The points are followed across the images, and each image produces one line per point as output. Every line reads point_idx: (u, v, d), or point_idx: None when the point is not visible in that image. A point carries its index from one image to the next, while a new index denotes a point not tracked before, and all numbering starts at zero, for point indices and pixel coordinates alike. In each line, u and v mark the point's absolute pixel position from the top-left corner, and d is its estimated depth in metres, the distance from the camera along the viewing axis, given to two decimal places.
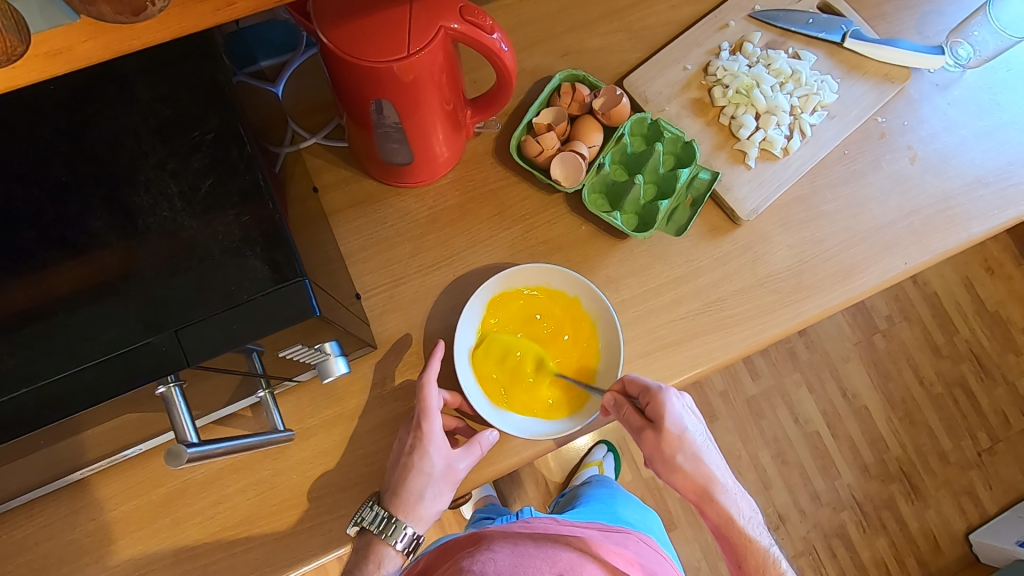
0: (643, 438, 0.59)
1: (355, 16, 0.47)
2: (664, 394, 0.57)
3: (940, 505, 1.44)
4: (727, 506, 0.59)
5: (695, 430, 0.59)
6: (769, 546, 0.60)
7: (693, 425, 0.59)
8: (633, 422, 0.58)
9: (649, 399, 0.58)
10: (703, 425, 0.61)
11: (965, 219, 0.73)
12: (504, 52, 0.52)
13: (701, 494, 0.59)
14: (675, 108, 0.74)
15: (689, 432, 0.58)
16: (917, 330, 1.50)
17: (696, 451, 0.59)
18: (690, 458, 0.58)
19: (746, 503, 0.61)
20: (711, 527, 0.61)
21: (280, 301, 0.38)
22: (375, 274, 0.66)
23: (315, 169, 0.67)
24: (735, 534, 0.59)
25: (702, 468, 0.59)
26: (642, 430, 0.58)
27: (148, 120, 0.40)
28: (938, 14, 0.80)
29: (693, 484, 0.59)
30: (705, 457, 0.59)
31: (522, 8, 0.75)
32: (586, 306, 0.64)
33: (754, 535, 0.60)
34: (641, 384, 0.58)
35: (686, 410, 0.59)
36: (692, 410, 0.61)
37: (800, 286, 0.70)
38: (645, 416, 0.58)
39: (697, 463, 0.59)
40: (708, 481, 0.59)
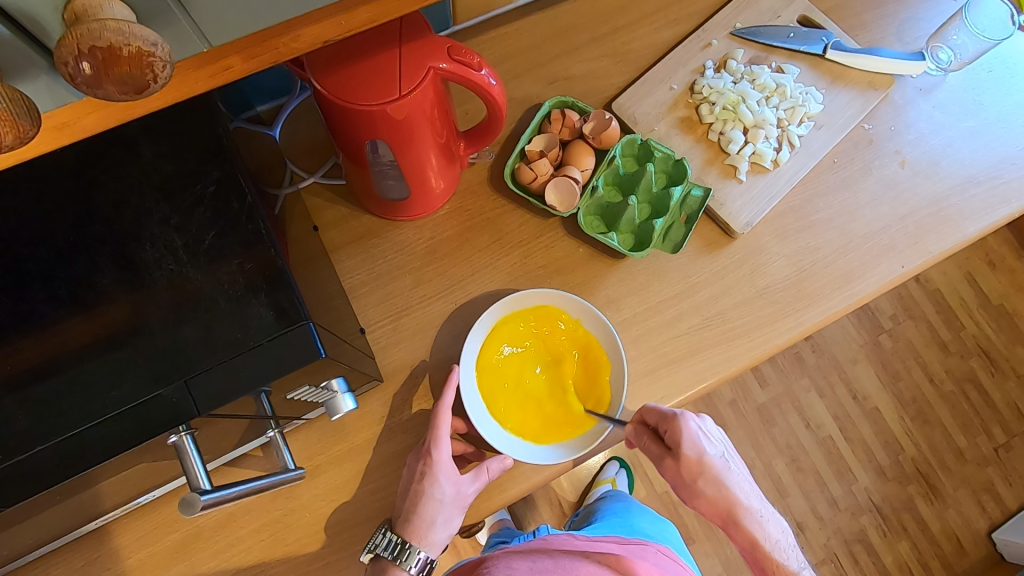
0: (664, 465, 0.60)
1: (347, 63, 0.48)
2: (681, 422, 0.58)
3: (960, 504, 1.42)
4: (753, 529, 0.60)
5: (714, 454, 0.59)
6: (799, 567, 0.60)
7: (713, 449, 0.59)
8: (653, 450, 0.59)
9: (666, 426, 0.58)
10: (726, 447, 0.62)
11: (959, 218, 0.74)
12: (493, 86, 0.53)
13: (726, 518, 0.60)
14: (664, 128, 0.75)
15: (709, 458, 0.58)
16: (923, 329, 1.50)
17: (717, 475, 0.59)
18: (712, 483, 0.59)
19: (774, 526, 0.61)
20: (741, 549, 0.61)
21: (287, 345, 0.39)
22: (377, 307, 0.67)
23: (315, 208, 0.69)
24: (762, 557, 0.59)
25: (725, 492, 0.59)
26: (662, 458, 0.60)
27: (151, 177, 0.41)
28: (916, 19, 0.82)
29: (716, 508, 0.59)
30: (728, 481, 0.60)
31: (509, 39, 0.76)
32: (588, 326, 0.64)
33: (781, 556, 0.60)
34: (658, 412, 0.59)
35: (705, 434, 0.59)
36: (714, 433, 0.61)
37: (800, 296, 0.70)
38: (664, 443, 0.59)
39: (719, 486, 0.59)
40: (732, 504, 0.59)
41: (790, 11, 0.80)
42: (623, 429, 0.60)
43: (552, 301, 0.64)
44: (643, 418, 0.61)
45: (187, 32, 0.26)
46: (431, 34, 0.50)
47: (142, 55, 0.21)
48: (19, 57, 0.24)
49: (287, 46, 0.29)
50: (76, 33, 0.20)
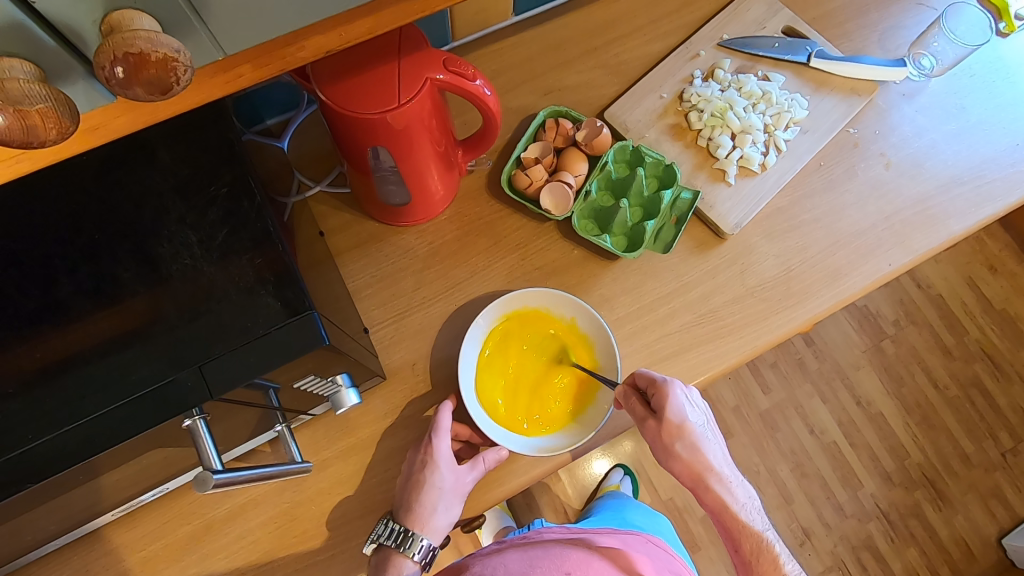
0: (645, 427, 0.61)
1: (351, 74, 0.52)
2: (666, 386, 0.59)
3: (968, 510, 1.42)
4: (722, 493, 0.61)
5: (695, 421, 0.60)
6: (765, 532, 0.62)
7: (693, 415, 0.60)
8: (636, 412, 0.60)
9: (654, 390, 0.59)
10: (705, 414, 0.63)
11: (943, 217, 0.76)
12: (487, 96, 0.56)
13: (698, 481, 0.61)
14: (654, 135, 0.78)
15: (688, 422, 0.59)
16: (925, 333, 1.51)
17: (694, 441, 0.60)
18: (687, 447, 0.60)
19: (742, 491, 0.62)
20: (710, 513, 0.63)
21: (293, 333, 0.41)
22: (380, 309, 0.70)
23: (321, 214, 0.72)
24: (728, 519, 0.61)
25: (699, 455, 0.60)
26: (645, 420, 0.60)
27: (169, 181, 0.44)
28: (899, 28, 0.85)
29: (690, 471, 0.61)
30: (702, 446, 0.61)
31: (505, 53, 0.80)
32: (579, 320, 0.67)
33: (747, 518, 0.61)
34: (648, 377, 0.60)
35: (688, 401, 0.60)
36: (695, 401, 0.62)
37: (789, 293, 0.72)
38: (649, 406, 0.60)
39: (694, 451, 0.60)
40: (704, 468, 0.60)
41: (775, 22, 0.83)
42: (613, 391, 0.62)
43: (540, 300, 0.67)
44: (632, 383, 0.62)
45: (205, 42, 0.29)
46: (428, 48, 0.53)
47: (167, 61, 0.25)
48: (62, 65, 0.27)
49: (294, 55, 0.32)
50: (112, 43, 0.24)
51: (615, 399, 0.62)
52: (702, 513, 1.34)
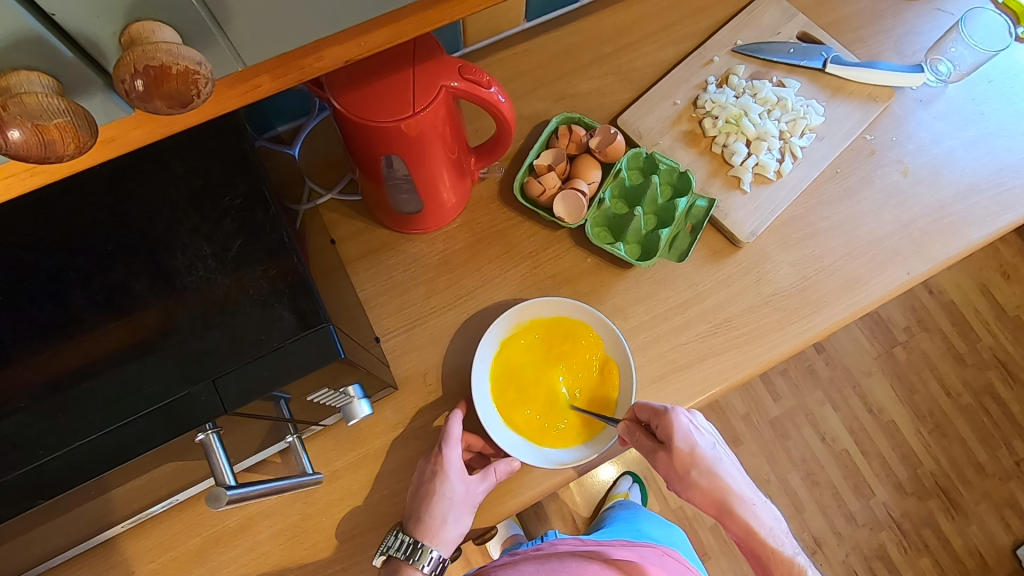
0: (658, 459, 0.60)
1: (365, 82, 0.51)
2: (670, 414, 0.58)
3: (982, 519, 1.40)
4: (747, 517, 0.58)
5: (705, 445, 0.59)
6: (798, 556, 0.59)
7: (703, 439, 0.59)
8: (645, 445, 0.59)
9: (657, 420, 0.59)
10: (715, 438, 0.62)
11: (962, 226, 0.75)
12: (501, 103, 0.56)
13: (721, 508, 0.59)
14: (668, 141, 0.77)
15: (700, 447, 0.58)
16: (938, 341, 1.49)
17: (710, 465, 0.59)
18: (704, 473, 0.59)
19: (768, 513, 0.60)
20: (738, 540, 0.60)
21: (308, 346, 0.41)
22: (392, 317, 0.69)
23: (331, 222, 0.71)
24: (758, 545, 0.58)
25: (718, 481, 0.59)
26: (655, 451, 0.59)
27: (183, 191, 0.44)
28: (915, 34, 0.84)
29: (711, 498, 0.59)
30: (719, 470, 0.59)
31: (517, 60, 0.80)
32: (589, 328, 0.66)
33: (777, 542, 0.58)
34: (649, 407, 0.59)
35: (695, 426, 0.59)
36: (702, 427, 0.61)
37: (805, 303, 0.71)
38: (655, 437, 0.59)
39: (711, 476, 0.59)
40: (725, 493, 0.59)
41: (790, 28, 0.82)
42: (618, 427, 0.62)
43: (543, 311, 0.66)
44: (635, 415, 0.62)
45: (224, 53, 0.29)
46: (443, 55, 0.53)
47: (188, 73, 0.24)
48: (81, 78, 0.26)
49: (313, 66, 0.32)
50: (133, 55, 0.23)
51: (620, 436, 0.61)
52: (712, 522, 1.33)
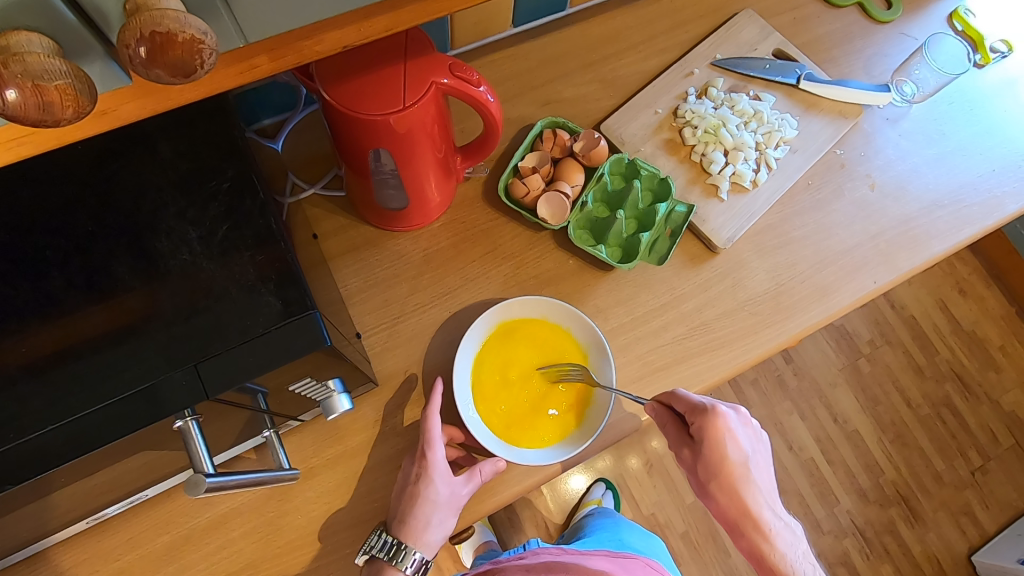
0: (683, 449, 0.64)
1: (356, 75, 0.51)
2: (713, 413, 0.61)
3: (940, 527, 1.48)
4: (764, 535, 0.62)
5: (742, 454, 0.61)
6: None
7: (743, 447, 0.62)
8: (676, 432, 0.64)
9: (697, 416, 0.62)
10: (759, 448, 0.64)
11: (926, 239, 0.79)
12: (490, 103, 0.56)
13: (744, 516, 0.62)
14: (649, 148, 0.78)
15: (734, 451, 0.61)
16: (899, 353, 1.58)
17: (742, 470, 0.62)
18: (735, 480, 0.62)
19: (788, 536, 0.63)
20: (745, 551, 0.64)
21: (294, 333, 0.40)
22: (373, 314, 0.69)
23: (315, 218, 0.71)
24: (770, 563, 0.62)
25: (742, 486, 0.62)
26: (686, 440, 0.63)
27: (169, 174, 0.43)
28: (882, 56, 0.88)
29: (734, 502, 0.62)
30: (750, 477, 0.62)
31: (504, 64, 0.81)
32: (547, 445, 0.64)
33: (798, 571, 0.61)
34: (689, 403, 0.62)
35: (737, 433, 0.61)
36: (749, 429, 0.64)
37: (778, 308, 0.74)
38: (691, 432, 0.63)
39: (738, 487, 0.62)
40: (746, 503, 0.62)
41: (766, 44, 0.86)
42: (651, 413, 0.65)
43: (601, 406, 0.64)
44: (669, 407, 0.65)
45: (228, 28, 0.29)
46: (434, 52, 0.53)
47: (194, 42, 0.24)
48: (81, 44, 0.26)
49: (311, 48, 0.32)
50: (139, 20, 0.23)
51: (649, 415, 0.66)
52: (683, 529, 1.35)
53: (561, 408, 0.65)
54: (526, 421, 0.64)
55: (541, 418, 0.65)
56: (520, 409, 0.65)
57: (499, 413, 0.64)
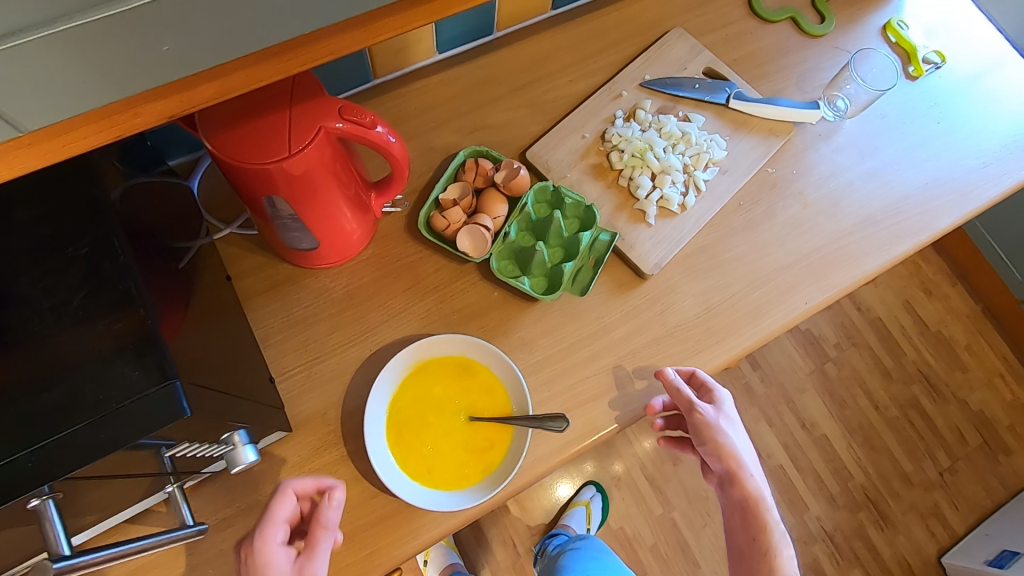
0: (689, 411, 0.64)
1: (240, 124, 0.50)
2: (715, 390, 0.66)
3: (909, 530, 1.48)
4: (762, 512, 0.60)
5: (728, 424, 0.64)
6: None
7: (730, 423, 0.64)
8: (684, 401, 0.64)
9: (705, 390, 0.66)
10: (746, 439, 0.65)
11: (859, 256, 0.78)
12: (391, 143, 0.55)
13: (731, 479, 0.62)
14: (576, 174, 0.77)
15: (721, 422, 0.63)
16: (866, 355, 1.58)
17: (730, 440, 0.63)
18: (723, 439, 0.63)
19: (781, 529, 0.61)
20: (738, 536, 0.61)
21: (151, 407, 0.39)
22: (291, 355, 0.67)
23: (232, 257, 0.70)
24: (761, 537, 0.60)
25: (736, 454, 0.62)
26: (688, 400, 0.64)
27: (24, 240, 0.42)
28: (816, 71, 0.88)
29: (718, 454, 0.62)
30: (740, 450, 0.63)
31: (430, 91, 0.80)
32: (470, 484, 0.62)
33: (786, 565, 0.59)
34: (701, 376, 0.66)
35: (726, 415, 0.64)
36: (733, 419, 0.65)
37: (709, 333, 0.73)
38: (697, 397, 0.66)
39: (730, 450, 0.62)
40: (738, 467, 0.62)
41: (696, 63, 0.85)
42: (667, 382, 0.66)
43: (520, 440, 0.63)
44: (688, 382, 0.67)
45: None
46: (324, 96, 0.52)
47: None
48: None
49: (132, 121, 0.32)
50: None
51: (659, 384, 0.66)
52: (651, 542, 1.34)
53: (488, 440, 0.64)
54: (455, 458, 0.63)
55: (469, 453, 0.63)
56: (448, 447, 0.63)
57: (426, 456, 0.63)
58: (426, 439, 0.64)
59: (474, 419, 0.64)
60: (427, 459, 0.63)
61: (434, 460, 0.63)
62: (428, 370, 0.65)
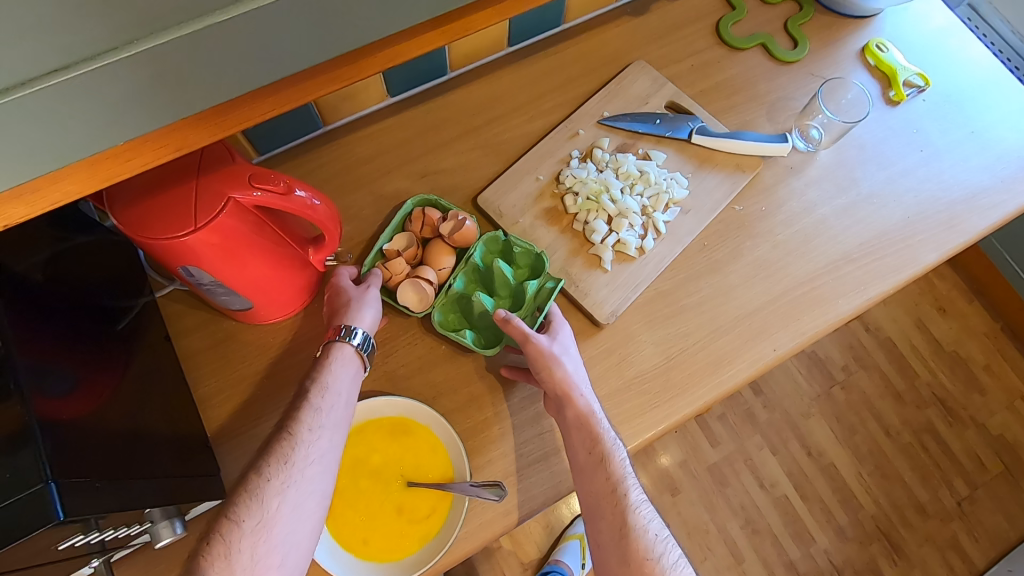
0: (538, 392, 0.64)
1: (146, 198, 0.49)
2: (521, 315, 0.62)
3: (926, 563, 1.40)
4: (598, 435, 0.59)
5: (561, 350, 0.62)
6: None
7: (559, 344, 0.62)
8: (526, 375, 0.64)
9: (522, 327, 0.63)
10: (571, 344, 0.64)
11: (832, 297, 0.74)
12: (309, 207, 0.54)
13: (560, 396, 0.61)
14: (529, 220, 0.75)
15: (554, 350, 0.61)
16: (875, 378, 1.51)
17: (559, 360, 0.61)
18: (550, 371, 0.61)
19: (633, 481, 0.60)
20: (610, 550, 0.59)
21: (19, 513, 0.38)
22: (232, 416, 0.66)
23: (175, 315, 0.69)
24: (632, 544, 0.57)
25: (563, 378, 0.61)
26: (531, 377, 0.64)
27: None
28: (788, 99, 0.84)
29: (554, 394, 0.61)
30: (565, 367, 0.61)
31: (382, 136, 0.78)
32: (404, 555, 0.61)
33: None
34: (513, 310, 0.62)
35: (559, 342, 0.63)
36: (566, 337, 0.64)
37: (669, 385, 0.69)
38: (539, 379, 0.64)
39: (557, 373, 0.61)
40: (566, 388, 0.60)
41: (657, 97, 0.82)
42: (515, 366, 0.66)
43: (458, 509, 0.62)
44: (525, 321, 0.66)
45: None
46: (235, 165, 0.51)
47: None
48: None
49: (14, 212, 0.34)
50: None
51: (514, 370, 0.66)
52: None
53: (423, 508, 0.63)
54: (389, 529, 0.62)
55: (404, 522, 0.63)
56: (381, 516, 0.63)
57: (359, 526, 0.62)
58: (360, 507, 0.63)
59: (411, 485, 0.63)
60: (361, 530, 0.62)
61: (368, 530, 0.62)
62: (363, 438, 0.65)
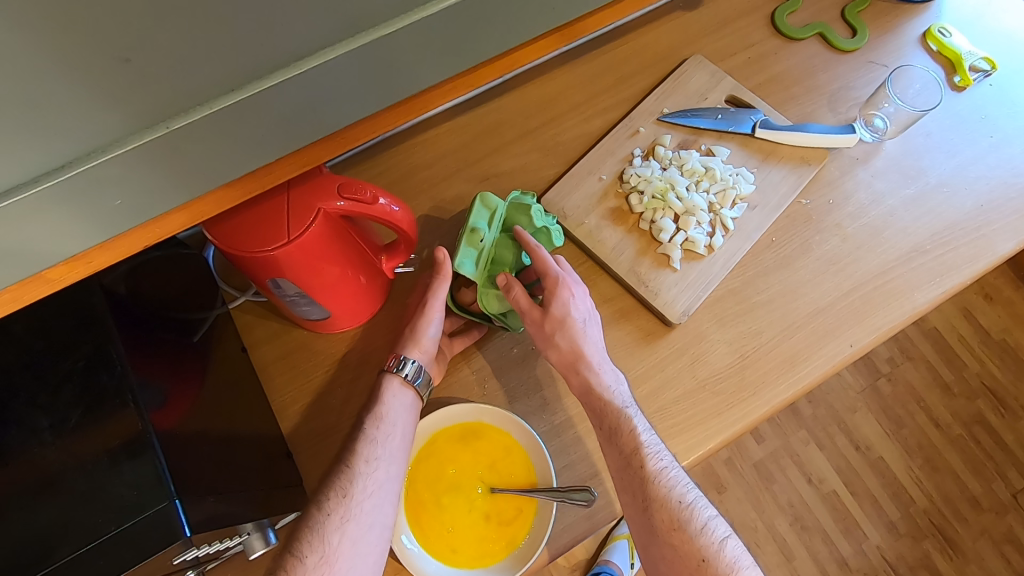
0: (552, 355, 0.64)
1: (240, 212, 0.49)
2: (549, 282, 0.62)
3: (982, 558, 1.37)
4: (610, 402, 0.61)
5: (579, 315, 0.63)
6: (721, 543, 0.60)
7: (578, 309, 0.63)
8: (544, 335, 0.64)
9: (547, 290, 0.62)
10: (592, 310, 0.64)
11: (906, 290, 0.72)
12: (393, 215, 0.53)
13: (573, 366, 0.62)
14: (594, 220, 0.74)
15: (571, 316, 0.62)
16: (922, 369, 1.48)
17: (575, 330, 0.62)
18: (568, 337, 0.62)
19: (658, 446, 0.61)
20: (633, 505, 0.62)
21: (145, 529, 0.39)
22: (308, 425, 0.66)
23: (247, 326, 0.69)
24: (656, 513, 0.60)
25: (577, 345, 0.62)
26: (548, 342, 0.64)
27: (22, 356, 0.43)
28: (849, 89, 0.82)
29: (566, 361, 0.62)
30: (582, 337, 0.62)
31: (440, 141, 0.78)
32: (493, 562, 0.61)
33: (706, 545, 0.59)
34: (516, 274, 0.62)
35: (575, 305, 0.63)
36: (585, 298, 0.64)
37: (744, 384, 0.68)
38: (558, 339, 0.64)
39: (573, 340, 0.62)
40: (580, 356, 0.62)
41: (716, 92, 0.80)
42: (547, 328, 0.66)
43: (545, 513, 0.62)
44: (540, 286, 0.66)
45: None
46: (323, 177, 0.51)
47: None
48: None
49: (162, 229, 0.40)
50: None
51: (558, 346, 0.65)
52: None
53: (510, 512, 0.63)
54: (478, 537, 0.62)
55: (492, 528, 0.62)
56: (468, 524, 0.62)
57: (448, 537, 0.62)
58: (447, 518, 0.63)
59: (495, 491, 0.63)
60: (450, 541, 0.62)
61: (457, 540, 0.62)
62: (443, 445, 0.65)
